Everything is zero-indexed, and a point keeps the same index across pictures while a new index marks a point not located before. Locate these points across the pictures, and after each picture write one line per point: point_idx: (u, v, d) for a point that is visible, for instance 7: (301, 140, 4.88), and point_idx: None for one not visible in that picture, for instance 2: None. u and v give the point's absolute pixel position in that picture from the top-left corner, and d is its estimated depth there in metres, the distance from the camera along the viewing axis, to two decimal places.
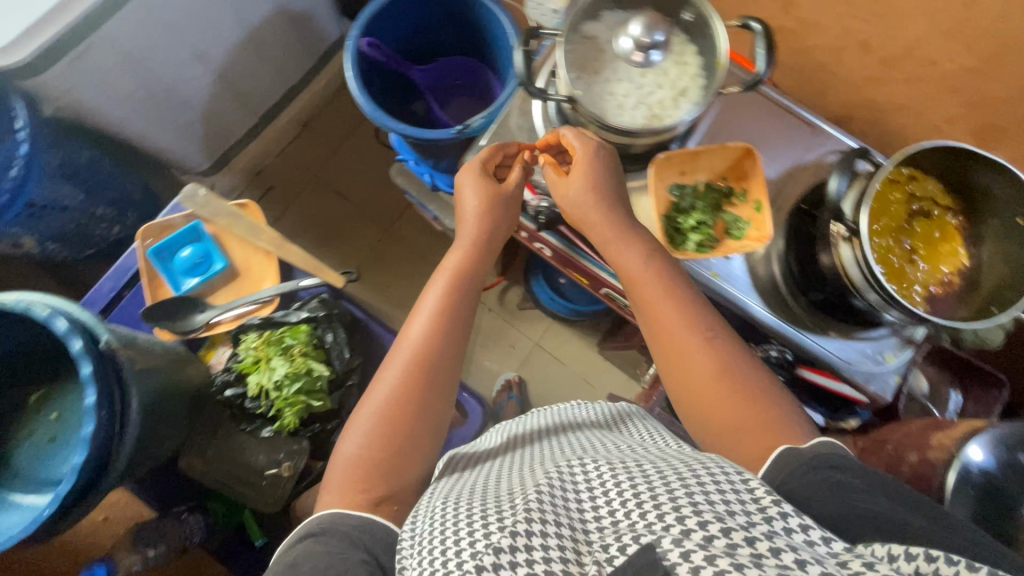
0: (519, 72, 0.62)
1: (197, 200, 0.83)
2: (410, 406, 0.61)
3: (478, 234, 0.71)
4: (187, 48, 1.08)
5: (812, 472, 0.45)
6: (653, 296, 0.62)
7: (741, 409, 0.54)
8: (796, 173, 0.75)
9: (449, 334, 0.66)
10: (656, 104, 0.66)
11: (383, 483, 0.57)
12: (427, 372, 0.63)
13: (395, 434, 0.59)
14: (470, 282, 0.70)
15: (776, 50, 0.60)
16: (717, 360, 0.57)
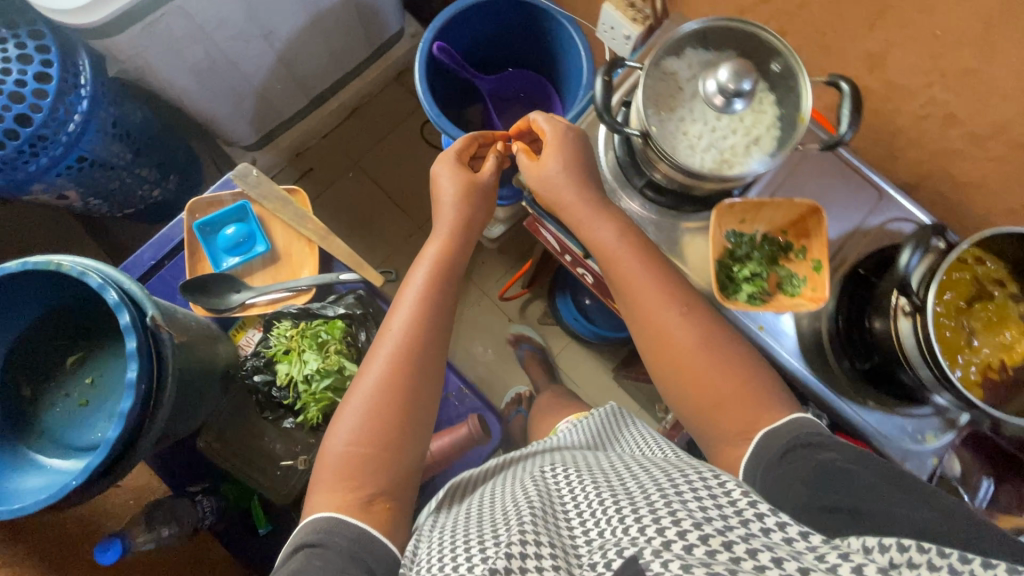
0: (597, 99, 0.62)
1: (250, 180, 0.85)
2: (398, 400, 0.65)
3: (458, 222, 0.77)
4: (256, 27, 1.09)
5: (792, 454, 0.54)
6: (634, 302, 0.68)
7: (716, 391, 0.62)
8: (857, 236, 0.73)
9: (431, 324, 0.70)
10: (729, 148, 0.65)
11: (374, 475, 0.61)
12: (407, 361, 0.67)
13: (383, 429, 0.63)
14: (451, 267, 0.75)
15: (862, 113, 0.58)
16: (694, 340, 0.64)
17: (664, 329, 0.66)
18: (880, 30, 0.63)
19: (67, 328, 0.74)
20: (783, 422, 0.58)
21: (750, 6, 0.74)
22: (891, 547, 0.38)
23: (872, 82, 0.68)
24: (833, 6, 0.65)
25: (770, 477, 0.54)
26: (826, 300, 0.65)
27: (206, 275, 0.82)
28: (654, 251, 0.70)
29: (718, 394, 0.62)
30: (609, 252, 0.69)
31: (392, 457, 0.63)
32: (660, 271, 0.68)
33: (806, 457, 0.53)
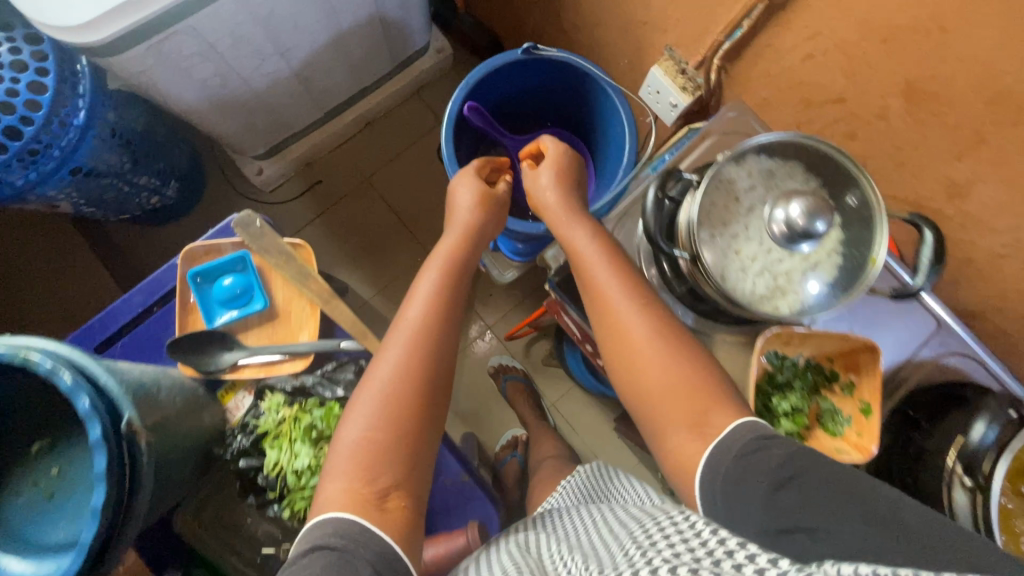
0: (646, 222, 0.57)
1: (251, 230, 0.76)
2: (416, 391, 0.60)
3: (472, 225, 0.74)
4: (273, 45, 1.01)
5: (747, 457, 0.50)
6: (597, 299, 0.64)
7: (668, 386, 0.59)
8: (910, 368, 0.67)
9: (448, 315, 0.66)
10: (783, 274, 0.58)
11: (392, 468, 0.56)
12: (427, 349, 0.63)
13: (402, 418, 0.58)
14: (463, 264, 0.72)
15: (945, 264, 0.52)
16: (645, 333, 0.61)
17: (623, 321, 0.62)
18: (968, 161, 0.56)
19: (27, 415, 0.59)
20: (729, 427, 0.54)
21: (818, 103, 0.67)
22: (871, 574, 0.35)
23: (948, 208, 0.61)
24: (916, 125, 0.58)
25: (728, 491, 0.50)
26: (876, 451, 0.59)
27: (198, 333, 0.76)
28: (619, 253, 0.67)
29: (665, 384, 0.59)
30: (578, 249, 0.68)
31: (409, 451, 0.58)
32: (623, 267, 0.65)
33: (760, 463, 0.49)
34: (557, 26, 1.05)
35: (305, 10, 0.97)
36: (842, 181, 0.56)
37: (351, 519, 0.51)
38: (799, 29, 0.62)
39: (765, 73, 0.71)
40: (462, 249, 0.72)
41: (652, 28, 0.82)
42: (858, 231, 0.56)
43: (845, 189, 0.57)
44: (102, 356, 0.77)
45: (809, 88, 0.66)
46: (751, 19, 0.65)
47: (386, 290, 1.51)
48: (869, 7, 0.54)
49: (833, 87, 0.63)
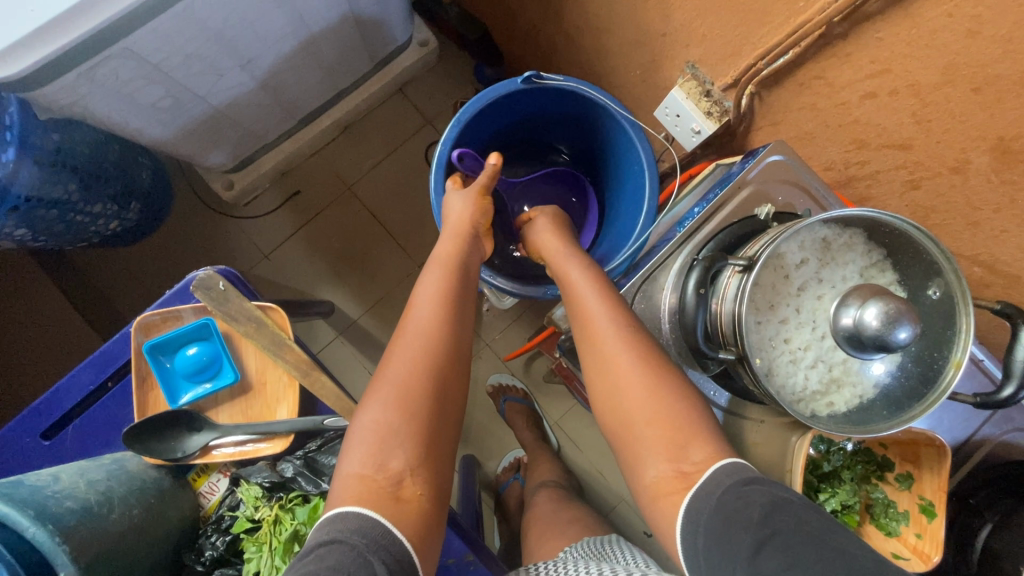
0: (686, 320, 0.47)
1: (214, 294, 0.68)
2: (433, 384, 0.52)
3: (471, 234, 0.66)
4: (232, 57, 0.87)
5: (730, 502, 0.42)
6: (582, 315, 0.57)
7: (650, 413, 0.50)
8: (968, 447, 0.59)
9: (461, 314, 0.58)
10: (840, 364, 0.49)
11: (406, 457, 0.49)
12: (435, 351, 0.54)
13: (415, 401, 0.51)
14: (469, 269, 0.63)
15: None
16: (624, 356, 0.53)
17: (604, 342, 0.55)
18: None
19: None
20: (706, 473, 0.46)
21: (876, 144, 0.56)
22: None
23: None
24: (1004, 186, 0.48)
25: (708, 548, 0.41)
26: (939, 560, 0.51)
27: (158, 415, 0.65)
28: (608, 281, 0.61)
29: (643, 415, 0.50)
30: (569, 275, 0.62)
31: (429, 440, 0.50)
32: (607, 288, 0.58)
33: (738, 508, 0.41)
34: (557, 28, 0.92)
35: (266, 18, 0.84)
36: (922, 264, 0.47)
37: (375, 518, 0.45)
38: (860, 63, 0.52)
39: (811, 106, 0.60)
40: (469, 249, 0.64)
41: (672, 41, 0.70)
42: (933, 326, 0.47)
43: (920, 274, 0.47)
44: (51, 444, 0.67)
45: (866, 128, 0.56)
46: (800, 47, 0.54)
47: (375, 309, 1.40)
48: (960, 49, 0.44)
49: (898, 131, 0.53)
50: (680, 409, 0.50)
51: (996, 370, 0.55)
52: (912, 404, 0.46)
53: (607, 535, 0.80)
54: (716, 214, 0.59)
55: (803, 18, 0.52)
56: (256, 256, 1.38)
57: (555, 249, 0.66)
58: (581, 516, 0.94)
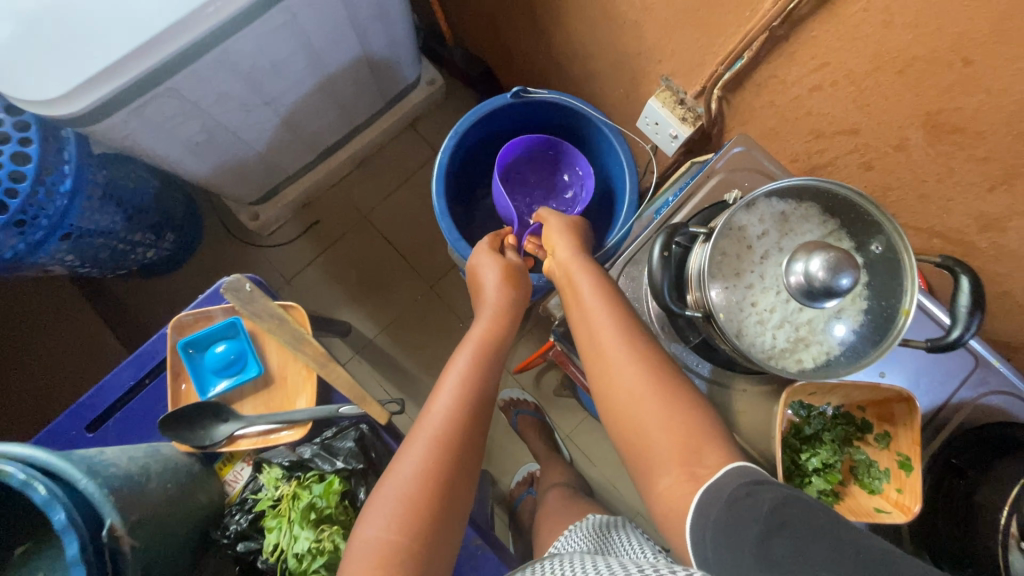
0: (654, 281, 0.52)
1: (242, 295, 0.75)
2: (441, 487, 0.57)
3: (502, 302, 0.71)
4: (259, 95, 0.99)
5: (734, 508, 0.44)
6: (596, 348, 0.60)
7: (666, 429, 0.53)
8: (945, 411, 0.61)
9: (477, 416, 0.62)
10: (805, 325, 0.54)
11: (407, 574, 0.52)
12: (451, 450, 0.59)
13: (421, 514, 0.55)
14: (496, 351, 0.69)
15: (985, 312, 0.47)
16: (641, 375, 0.57)
17: (615, 404, 0.57)
18: (1003, 194, 0.51)
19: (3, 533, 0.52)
20: (719, 473, 0.49)
21: (830, 133, 0.62)
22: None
23: (980, 241, 0.56)
24: (941, 157, 0.54)
25: (716, 538, 0.44)
26: (921, 511, 0.54)
27: (190, 406, 0.72)
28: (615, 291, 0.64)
29: (660, 423, 0.54)
30: (583, 291, 0.63)
31: (424, 554, 0.54)
32: (617, 302, 0.61)
33: (745, 505, 0.44)
34: (549, 57, 1.02)
35: (286, 58, 0.95)
36: (862, 225, 0.53)
37: None
38: (804, 60, 0.58)
39: (770, 103, 0.66)
40: (496, 330, 0.69)
41: (647, 58, 0.79)
42: (886, 281, 0.51)
43: (864, 230, 0.53)
44: (94, 436, 0.74)
45: (819, 118, 0.62)
46: (752, 50, 0.62)
47: (389, 328, 1.47)
48: (880, 38, 0.50)
49: (845, 117, 0.59)
50: (693, 422, 0.53)
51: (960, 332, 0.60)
52: (869, 351, 0.52)
53: (608, 518, 0.85)
54: (688, 201, 0.66)
55: (750, 26, 0.59)
56: (279, 282, 1.48)
57: (566, 256, 0.68)
58: (590, 512, 0.96)
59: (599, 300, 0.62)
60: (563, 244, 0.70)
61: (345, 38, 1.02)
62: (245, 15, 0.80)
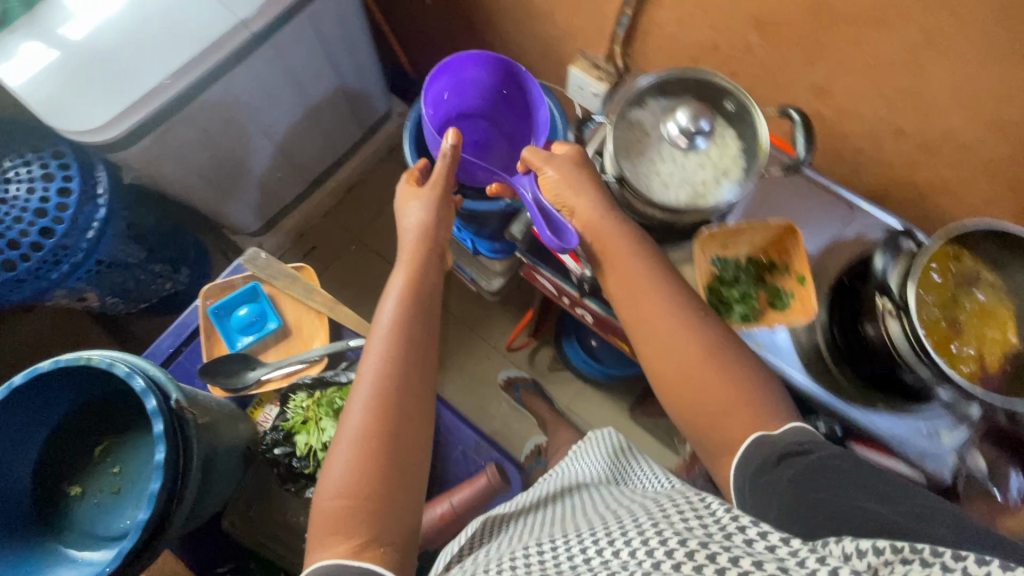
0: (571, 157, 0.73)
1: (258, 262, 0.91)
2: (381, 436, 0.59)
3: (419, 249, 0.76)
4: (254, 122, 1.20)
5: (776, 465, 0.53)
6: (652, 325, 0.65)
7: (731, 400, 0.60)
8: (837, 248, 0.76)
9: (407, 358, 0.65)
10: (700, 182, 0.69)
11: (365, 530, 0.55)
12: (387, 397, 0.61)
13: (372, 468, 0.57)
14: (423, 293, 0.72)
15: (815, 136, 0.64)
16: (699, 346, 0.62)
17: (676, 379, 0.63)
18: (821, 63, 0.69)
19: (101, 428, 0.74)
20: (777, 431, 0.57)
21: (702, 56, 0.81)
22: (868, 552, 0.38)
23: (824, 107, 0.74)
24: (774, 48, 0.72)
25: (756, 475, 0.54)
26: (816, 311, 0.68)
27: (223, 357, 0.85)
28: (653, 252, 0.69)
29: (727, 403, 0.59)
30: (631, 269, 0.67)
31: (383, 503, 0.57)
32: (660, 277, 0.66)
33: (789, 464, 0.52)
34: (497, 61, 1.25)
35: (275, 86, 1.17)
36: (714, 94, 0.71)
37: (336, 561, 0.53)
38: (667, 3, 0.78)
39: (657, 46, 0.86)
40: (416, 276, 0.73)
41: (565, 37, 0.99)
42: (742, 127, 0.70)
43: (722, 97, 0.71)
44: None
45: (692, 47, 0.81)
46: (631, 6, 0.82)
47: None
48: None
49: (707, 40, 0.78)
50: (752, 398, 0.60)
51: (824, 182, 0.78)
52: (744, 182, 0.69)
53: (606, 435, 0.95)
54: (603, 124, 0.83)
55: None
56: None
57: (595, 218, 0.69)
58: None
59: (643, 282, 0.66)
60: (589, 209, 0.70)
61: (322, 71, 1.26)
62: (238, 53, 1.02)
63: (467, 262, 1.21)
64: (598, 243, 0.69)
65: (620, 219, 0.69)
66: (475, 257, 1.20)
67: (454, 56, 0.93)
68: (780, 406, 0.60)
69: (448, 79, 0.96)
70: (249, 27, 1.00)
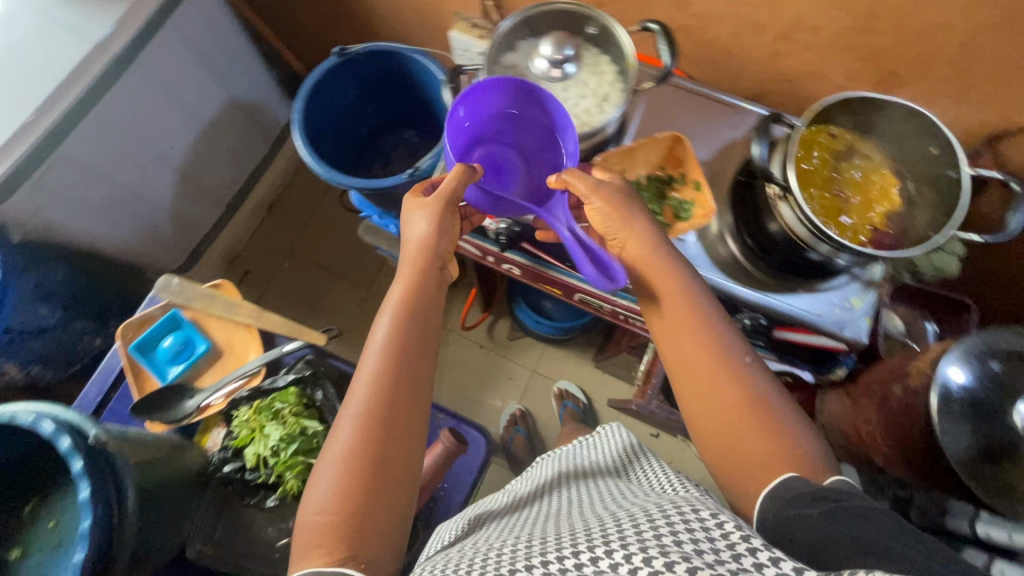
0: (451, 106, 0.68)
1: (172, 288, 0.85)
2: (371, 465, 0.52)
3: (420, 260, 0.64)
4: (144, 150, 1.15)
5: (808, 502, 0.46)
6: (687, 350, 0.58)
7: (765, 448, 0.53)
8: (727, 151, 0.79)
9: (403, 379, 0.57)
10: (584, 111, 0.71)
11: (348, 554, 0.50)
12: (378, 424, 0.54)
13: (359, 494, 0.51)
14: (424, 305, 0.62)
15: (676, 44, 0.66)
16: (745, 392, 0.55)
17: (713, 406, 0.56)
18: None
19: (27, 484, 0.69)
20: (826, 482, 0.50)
21: None
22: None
23: (687, 18, 0.76)
24: None
25: (784, 506, 0.48)
26: (714, 211, 0.73)
27: (154, 392, 0.82)
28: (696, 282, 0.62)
29: (762, 452, 0.53)
30: (664, 295, 0.61)
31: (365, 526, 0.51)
32: (701, 306, 0.60)
33: (825, 497, 0.46)
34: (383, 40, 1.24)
35: (154, 108, 1.12)
36: (573, 21, 0.72)
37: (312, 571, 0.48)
38: None
39: None
40: (415, 282, 0.62)
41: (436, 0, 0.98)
42: (611, 49, 0.71)
43: (585, 23, 0.72)
44: None
45: None
46: None
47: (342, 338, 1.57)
48: None
49: None
50: (785, 445, 0.53)
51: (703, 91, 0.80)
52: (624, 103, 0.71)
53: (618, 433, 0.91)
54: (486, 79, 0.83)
55: None
56: None
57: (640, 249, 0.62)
58: None
59: (687, 309, 0.60)
60: (641, 241, 0.63)
61: (204, 85, 1.21)
62: (103, 80, 0.97)
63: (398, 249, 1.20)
64: (647, 282, 0.62)
65: (665, 246, 0.62)
66: None
67: (478, 82, 0.68)
68: (825, 457, 0.53)
69: (468, 104, 0.68)
70: (107, 50, 0.96)
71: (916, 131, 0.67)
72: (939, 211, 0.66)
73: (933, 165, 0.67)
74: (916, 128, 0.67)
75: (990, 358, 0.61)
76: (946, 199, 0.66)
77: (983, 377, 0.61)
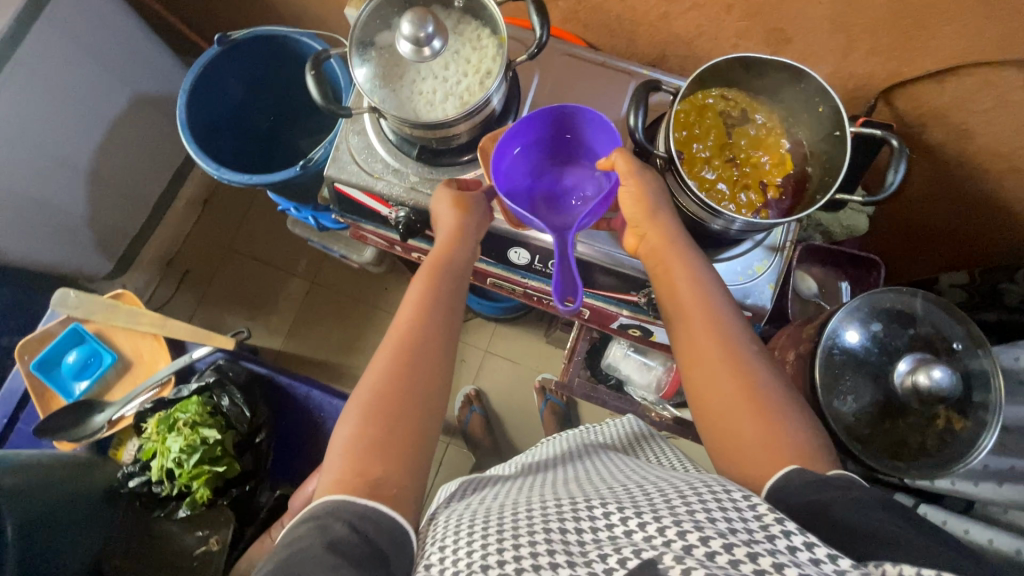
0: (314, 93, 0.64)
1: (70, 301, 0.80)
2: (382, 428, 0.52)
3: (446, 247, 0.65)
4: (41, 155, 1.10)
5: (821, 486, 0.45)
6: (703, 327, 0.58)
7: (769, 439, 0.50)
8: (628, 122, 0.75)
9: (426, 356, 0.57)
10: (465, 91, 0.66)
11: (382, 473, 0.49)
12: (397, 389, 0.54)
13: (374, 448, 0.51)
14: (448, 287, 0.63)
15: (546, 13, 0.62)
16: (748, 382, 0.54)
17: (724, 388, 0.54)
18: None
19: None
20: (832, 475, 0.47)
21: None
22: None
23: None
24: None
25: (801, 479, 0.46)
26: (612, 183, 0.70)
27: (61, 410, 0.82)
28: (709, 271, 0.61)
29: (761, 442, 0.50)
30: (682, 283, 0.60)
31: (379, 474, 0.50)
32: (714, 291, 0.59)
33: (833, 482, 0.45)
34: (286, 21, 1.17)
35: (43, 110, 1.07)
36: None
37: (345, 498, 0.46)
38: None
39: None
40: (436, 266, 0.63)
41: None
42: (492, 24, 0.67)
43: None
44: None
45: None
46: None
47: (291, 332, 1.54)
48: None
49: None
50: (798, 437, 0.50)
51: (598, 59, 0.77)
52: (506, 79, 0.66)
53: (627, 420, 0.87)
54: None
55: None
56: None
57: (656, 233, 0.61)
58: None
59: (698, 290, 0.59)
60: (659, 227, 0.61)
61: (101, 82, 1.15)
62: None
63: (325, 240, 1.16)
64: (656, 260, 0.62)
65: (684, 237, 0.61)
66: (329, 232, 1.15)
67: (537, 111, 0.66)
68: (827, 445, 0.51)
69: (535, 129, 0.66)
70: None
71: (805, 90, 0.64)
72: (829, 174, 0.64)
73: (824, 125, 0.64)
74: (804, 87, 0.63)
75: (873, 321, 0.64)
76: (836, 160, 0.63)
77: (869, 340, 0.64)
